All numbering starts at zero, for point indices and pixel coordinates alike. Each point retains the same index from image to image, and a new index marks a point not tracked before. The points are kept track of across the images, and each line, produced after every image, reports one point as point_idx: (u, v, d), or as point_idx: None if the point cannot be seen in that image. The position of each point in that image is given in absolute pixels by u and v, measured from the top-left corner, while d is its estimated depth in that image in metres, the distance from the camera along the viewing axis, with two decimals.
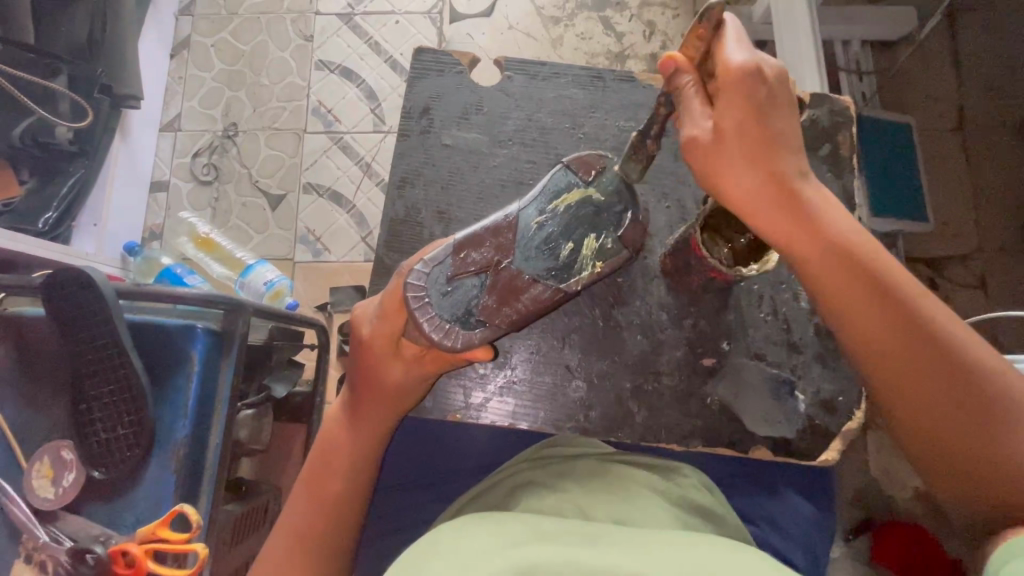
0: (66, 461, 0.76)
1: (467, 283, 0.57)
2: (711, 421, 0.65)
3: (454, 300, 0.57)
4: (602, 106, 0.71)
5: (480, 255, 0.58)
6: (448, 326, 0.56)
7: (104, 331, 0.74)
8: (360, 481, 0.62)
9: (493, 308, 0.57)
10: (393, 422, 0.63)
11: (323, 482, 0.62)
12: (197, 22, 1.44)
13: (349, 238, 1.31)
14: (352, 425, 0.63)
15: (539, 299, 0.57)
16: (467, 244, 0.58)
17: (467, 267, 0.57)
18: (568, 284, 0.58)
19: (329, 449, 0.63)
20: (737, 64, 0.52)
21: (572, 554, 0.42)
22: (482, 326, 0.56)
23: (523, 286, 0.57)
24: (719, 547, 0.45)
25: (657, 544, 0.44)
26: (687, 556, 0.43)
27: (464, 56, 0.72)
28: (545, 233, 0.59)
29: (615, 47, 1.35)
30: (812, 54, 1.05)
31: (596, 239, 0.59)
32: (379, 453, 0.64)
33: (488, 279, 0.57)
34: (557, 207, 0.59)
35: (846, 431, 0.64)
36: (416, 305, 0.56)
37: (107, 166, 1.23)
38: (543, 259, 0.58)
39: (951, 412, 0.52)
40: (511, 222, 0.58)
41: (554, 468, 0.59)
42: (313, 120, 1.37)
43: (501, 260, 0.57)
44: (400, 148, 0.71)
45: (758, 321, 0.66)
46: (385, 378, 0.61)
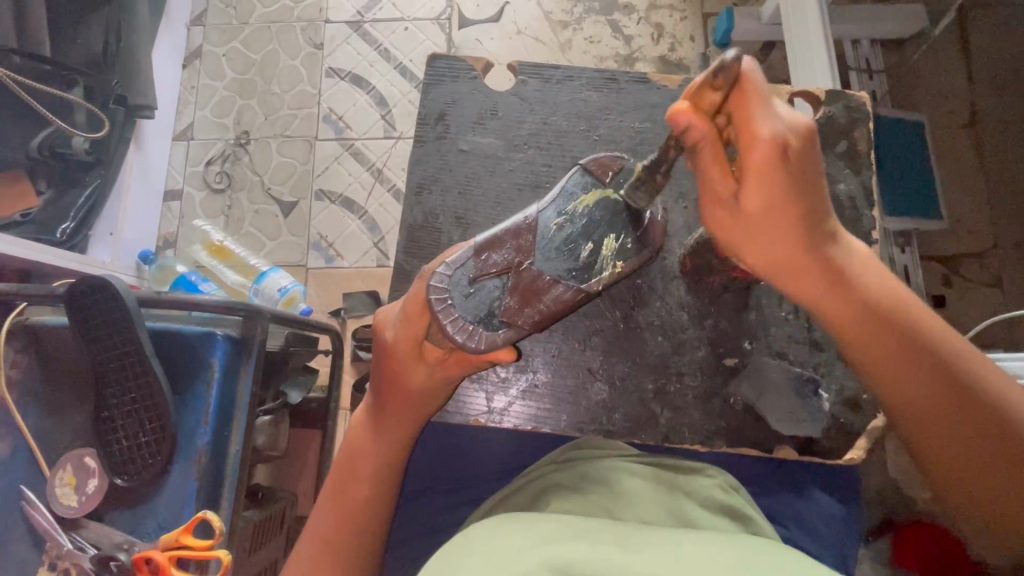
0: (88, 469, 0.76)
1: (489, 284, 0.57)
2: (734, 421, 0.65)
3: (476, 302, 0.57)
4: (618, 108, 0.71)
5: (502, 257, 0.58)
6: (472, 327, 0.56)
7: (126, 339, 0.75)
8: (384, 484, 0.62)
9: (515, 309, 0.57)
10: (417, 426, 0.63)
11: (349, 486, 0.62)
12: (208, 32, 1.45)
13: (362, 244, 1.32)
14: (377, 429, 0.63)
15: (561, 299, 0.57)
16: (490, 246, 0.58)
17: (489, 268, 0.57)
18: (589, 283, 0.58)
19: (353, 452, 0.63)
20: (767, 138, 0.48)
21: (608, 550, 0.42)
22: (505, 327, 0.57)
23: (544, 287, 0.57)
24: (754, 544, 0.44)
25: (690, 541, 0.44)
26: (723, 551, 0.42)
27: (479, 62, 0.73)
28: (564, 233, 0.59)
29: (624, 50, 1.36)
30: (824, 54, 1.04)
31: (615, 239, 0.59)
32: (404, 456, 0.64)
33: (509, 281, 0.57)
34: (575, 208, 0.59)
35: (871, 429, 0.64)
36: (439, 307, 0.56)
37: (122, 176, 1.24)
38: (564, 259, 0.58)
39: (949, 421, 0.54)
40: (531, 224, 0.58)
41: (577, 469, 0.59)
42: (325, 127, 1.38)
43: (523, 262, 0.58)
44: (417, 153, 0.71)
45: (779, 320, 0.66)
46: (408, 381, 0.61)
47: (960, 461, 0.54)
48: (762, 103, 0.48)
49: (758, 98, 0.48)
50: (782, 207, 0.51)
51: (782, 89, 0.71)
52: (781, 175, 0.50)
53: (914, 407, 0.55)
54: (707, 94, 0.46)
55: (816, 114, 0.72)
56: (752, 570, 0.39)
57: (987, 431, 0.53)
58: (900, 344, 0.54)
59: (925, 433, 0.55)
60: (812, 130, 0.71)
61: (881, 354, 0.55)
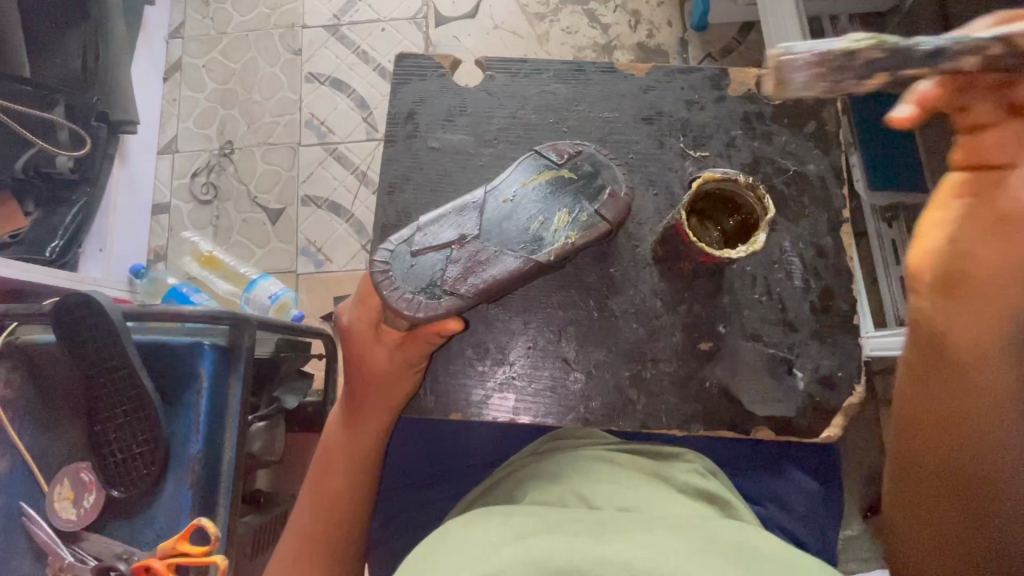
0: (85, 483, 0.77)
1: (433, 256, 0.56)
2: (711, 405, 0.65)
3: (418, 274, 0.55)
4: (585, 98, 0.71)
5: (447, 231, 0.57)
6: (413, 297, 0.54)
7: (115, 353, 0.76)
8: (359, 477, 0.65)
9: (458, 279, 0.55)
10: (391, 416, 0.65)
11: (324, 479, 0.64)
12: (188, 44, 1.46)
13: (350, 247, 1.33)
14: (350, 422, 0.65)
15: (507, 271, 0.56)
16: (435, 222, 0.57)
17: (431, 242, 0.56)
18: (539, 255, 0.56)
19: (329, 446, 0.65)
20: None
21: (578, 547, 0.45)
22: (449, 297, 0.55)
23: (489, 259, 0.56)
24: (723, 533, 0.48)
25: (656, 535, 0.46)
26: (690, 546, 0.45)
27: (445, 60, 0.73)
28: (512, 211, 0.57)
29: (602, 39, 1.35)
30: (800, 34, 1.04)
31: (569, 214, 0.57)
32: (379, 447, 0.66)
33: (453, 253, 0.56)
34: (526, 186, 0.58)
35: (847, 405, 0.65)
36: (381, 281, 0.55)
37: (109, 192, 1.25)
38: (511, 233, 0.57)
39: (936, 484, 0.51)
40: (476, 203, 0.58)
41: (556, 459, 0.60)
42: (308, 133, 1.39)
43: (467, 235, 0.56)
44: (387, 154, 0.72)
45: (752, 302, 0.66)
46: (370, 364, 0.62)
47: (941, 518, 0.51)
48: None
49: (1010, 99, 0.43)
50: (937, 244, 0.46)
51: (747, 72, 0.70)
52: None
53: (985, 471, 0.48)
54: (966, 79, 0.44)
55: None
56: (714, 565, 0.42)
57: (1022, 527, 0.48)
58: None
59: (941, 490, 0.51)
60: (779, 110, 0.70)
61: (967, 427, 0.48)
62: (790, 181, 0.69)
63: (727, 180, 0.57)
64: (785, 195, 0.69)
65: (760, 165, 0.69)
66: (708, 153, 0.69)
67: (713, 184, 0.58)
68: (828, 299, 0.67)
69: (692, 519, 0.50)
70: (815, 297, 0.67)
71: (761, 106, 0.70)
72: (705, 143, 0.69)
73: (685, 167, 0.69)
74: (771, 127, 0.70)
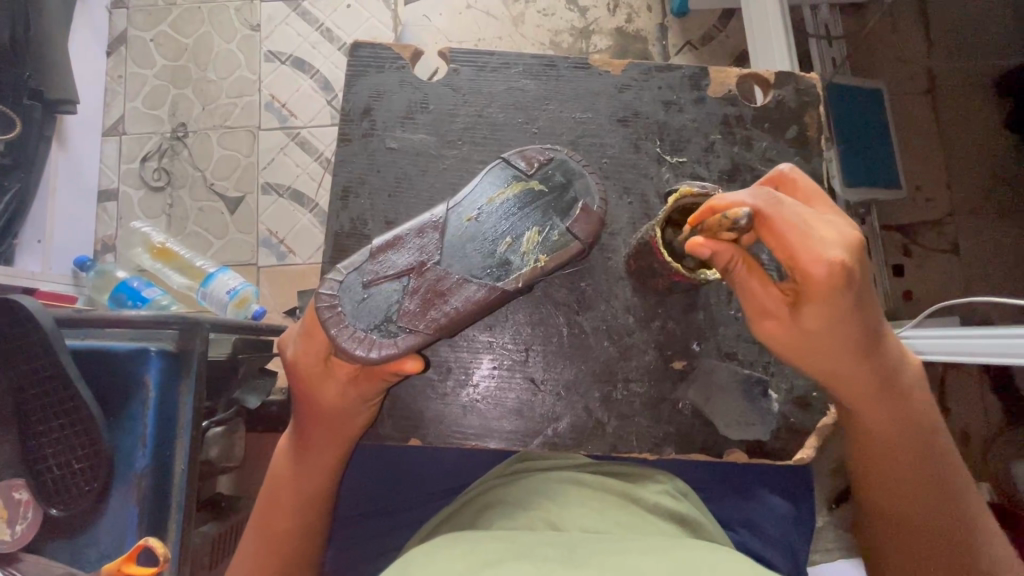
0: (19, 502, 0.72)
1: (388, 286, 0.51)
2: (683, 423, 0.64)
3: (372, 307, 0.51)
4: (556, 96, 0.67)
5: (404, 256, 0.52)
6: (365, 334, 0.50)
7: (49, 364, 0.70)
8: (312, 513, 0.61)
9: (416, 312, 0.51)
10: (343, 451, 0.61)
11: (271, 517, 0.60)
12: (133, 15, 1.34)
13: (314, 240, 1.27)
14: (299, 457, 0.60)
15: (470, 301, 0.52)
16: (391, 246, 0.52)
17: (386, 271, 0.51)
18: (506, 282, 0.52)
19: (275, 483, 0.60)
20: (830, 257, 0.47)
21: (550, 569, 0.43)
22: (406, 334, 0.50)
23: (450, 288, 0.52)
24: (696, 551, 0.47)
25: (631, 552, 0.46)
26: (662, 560, 0.44)
27: (405, 50, 0.68)
28: (476, 234, 0.53)
29: (579, 23, 1.30)
30: (781, 26, 1.01)
31: (539, 232, 0.54)
32: (328, 485, 0.61)
33: (410, 283, 0.51)
34: (491, 204, 0.54)
35: (821, 427, 0.64)
36: (329, 316, 0.50)
37: (47, 179, 1.15)
38: (475, 257, 0.53)
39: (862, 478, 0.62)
40: (437, 226, 0.53)
41: (520, 483, 0.58)
42: (267, 116, 1.30)
43: (427, 262, 0.52)
44: (343, 153, 0.66)
45: (727, 318, 0.64)
46: (321, 400, 0.57)
47: (898, 539, 0.60)
48: (806, 236, 0.48)
49: (777, 200, 0.48)
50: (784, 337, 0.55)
51: (726, 72, 0.67)
52: (843, 299, 0.49)
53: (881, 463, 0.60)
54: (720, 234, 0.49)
55: (764, 97, 0.68)
56: None
57: (928, 491, 0.58)
58: (888, 420, 0.58)
59: (888, 510, 0.61)
60: (759, 114, 0.67)
61: (883, 454, 0.59)
62: None
63: (704, 193, 0.55)
64: None
65: (738, 173, 0.66)
66: (685, 159, 0.66)
67: (690, 199, 0.55)
68: None
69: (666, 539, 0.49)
70: None
71: (740, 110, 0.67)
72: (682, 148, 0.66)
73: (661, 174, 0.66)
74: (751, 132, 0.67)
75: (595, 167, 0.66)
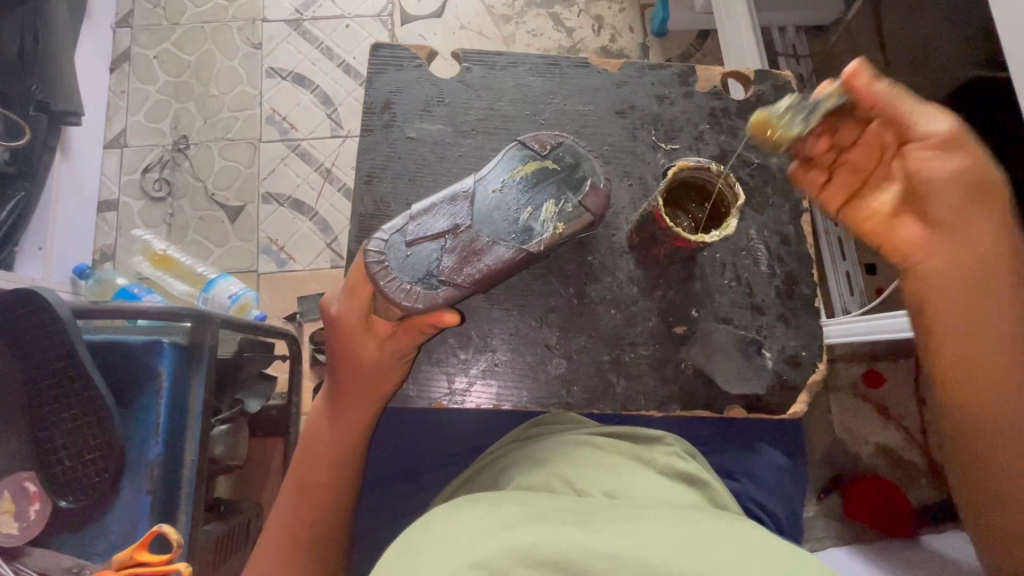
0: (30, 494, 0.72)
1: (427, 246, 0.56)
2: (686, 384, 0.68)
3: (414, 264, 0.56)
4: (560, 92, 0.73)
5: (440, 220, 0.57)
6: (409, 286, 0.55)
7: (63, 355, 0.71)
8: (345, 469, 0.66)
9: (453, 269, 0.56)
10: (375, 408, 0.66)
11: (309, 472, 0.65)
12: (137, 34, 1.39)
13: (315, 245, 1.30)
14: (335, 414, 0.66)
15: (501, 260, 0.57)
16: (428, 210, 0.57)
17: (426, 232, 0.56)
18: (530, 244, 0.57)
19: (313, 439, 0.66)
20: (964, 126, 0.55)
21: (568, 533, 0.46)
22: (446, 287, 0.56)
23: (483, 248, 0.56)
24: (706, 523, 0.49)
25: (647, 521, 0.49)
26: (676, 530, 0.47)
27: (421, 50, 0.73)
28: (502, 202, 0.58)
29: (566, 42, 1.38)
30: (754, 41, 1.11)
31: (555, 205, 0.58)
32: (360, 442, 0.66)
33: (447, 242, 0.56)
34: (514, 176, 0.59)
35: (812, 383, 0.69)
36: (377, 270, 0.56)
37: (49, 188, 1.17)
38: (503, 223, 0.57)
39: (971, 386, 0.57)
40: (468, 193, 0.58)
41: (535, 447, 0.61)
42: (268, 129, 1.35)
43: (461, 224, 0.57)
44: (363, 144, 0.71)
45: (722, 287, 0.70)
46: (360, 356, 0.63)
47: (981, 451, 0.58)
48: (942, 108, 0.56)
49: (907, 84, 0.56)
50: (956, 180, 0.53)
51: (711, 70, 0.74)
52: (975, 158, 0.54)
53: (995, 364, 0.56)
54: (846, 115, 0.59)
55: (746, 92, 0.75)
56: (702, 549, 0.44)
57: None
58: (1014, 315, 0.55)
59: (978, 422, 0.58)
60: (742, 106, 0.74)
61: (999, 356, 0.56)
62: (753, 172, 0.73)
63: (698, 167, 0.61)
64: (750, 186, 0.73)
65: (726, 158, 0.72)
66: (679, 146, 0.72)
67: (686, 172, 0.61)
68: (791, 284, 0.71)
69: (678, 511, 0.51)
70: (779, 281, 0.71)
71: (725, 102, 0.73)
72: (675, 136, 0.72)
73: (658, 159, 0.72)
74: (736, 122, 0.73)
75: (597, 153, 0.71)
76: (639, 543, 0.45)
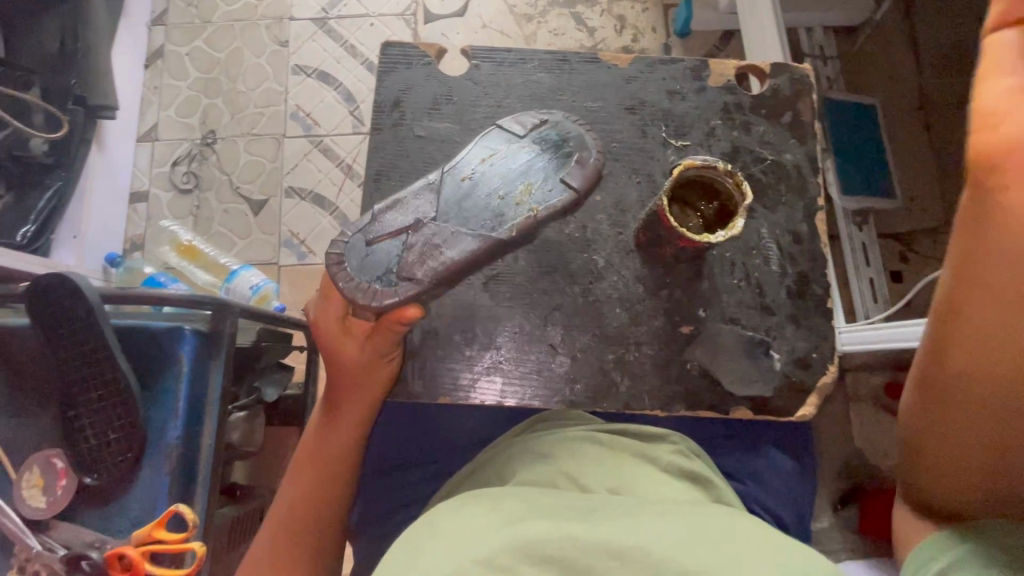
0: (57, 469, 0.75)
1: (388, 245, 0.59)
2: (691, 384, 0.68)
3: (374, 263, 0.58)
4: (569, 88, 0.74)
5: (402, 217, 0.59)
6: (369, 285, 0.57)
7: (89, 337, 0.74)
8: (344, 468, 0.70)
9: (415, 263, 0.58)
10: (366, 408, 0.70)
11: (308, 467, 0.69)
12: (170, 32, 1.44)
13: (334, 239, 1.32)
14: (331, 413, 0.71)
15: (468, 250, 0.58)
16: (390, 209, 0.60)
17: (387, 231, 0.59)
18: (501, 230, 0.59)
19: (312, 436, 0.71)
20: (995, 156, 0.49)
21: (570, 529, 0.46)
22: (404, 284, 0.57)
23: (450, 238, 0.59)
24: (710, 521, 0.49)
25: (650, 516, 0.49)
26: (680, 525, 0.47)
27: (430, 48, 0.75)
28: (472, 188, 0.61)
29: (587, 42, 1.38)
30: (777, 42, 1.09)
31: (532, 185, 0.60)
32: (355, 440, 0.70)
33: (408, 238, 0.58)
34: (485, 162, 0.62)
35: (822, 385, 0.68)
36: (336, 269, 0.58)
37: (84, 179, 1.22)
38: (472, 212, 0.60)
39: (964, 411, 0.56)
40: (435, 186, 0.61)
41: (538, 442, 0.62)
42: (292, 125, 1.38)
43: (424, 219, 0.59)
44: (374, 141, 0.73)
45: (732, 287, 0.69)
46: (343, 357, 0.67)
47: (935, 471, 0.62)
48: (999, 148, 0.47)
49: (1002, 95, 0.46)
50: (996, 223, 0.49)
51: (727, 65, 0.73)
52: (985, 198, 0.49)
53: (976, 388, 0.54)
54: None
55: (761, 87, 0.74)
56: (705, 547, 0.44)
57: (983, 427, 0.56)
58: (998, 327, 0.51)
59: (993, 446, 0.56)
60: (757, 102, 0.73)
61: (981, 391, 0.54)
62: (766, 170, 0.72)
63: (705, 165, 0.60)
64: (763, 184, 0.72)
65: (738, 154, 0.72)
66: (689, 143, 0.72)
67: (694, 170, 0.61)
68: (803, 285, 0.70)
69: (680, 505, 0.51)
70: (790, 283, 0.69)
71: (739, 99, 0.73)
72: (686, 133, 0.72)
73: (668, 157, 0.72)
74: (750, 118, 0.73)
75: (607, 151, 0.71)
76: (641, 538, 0.45)
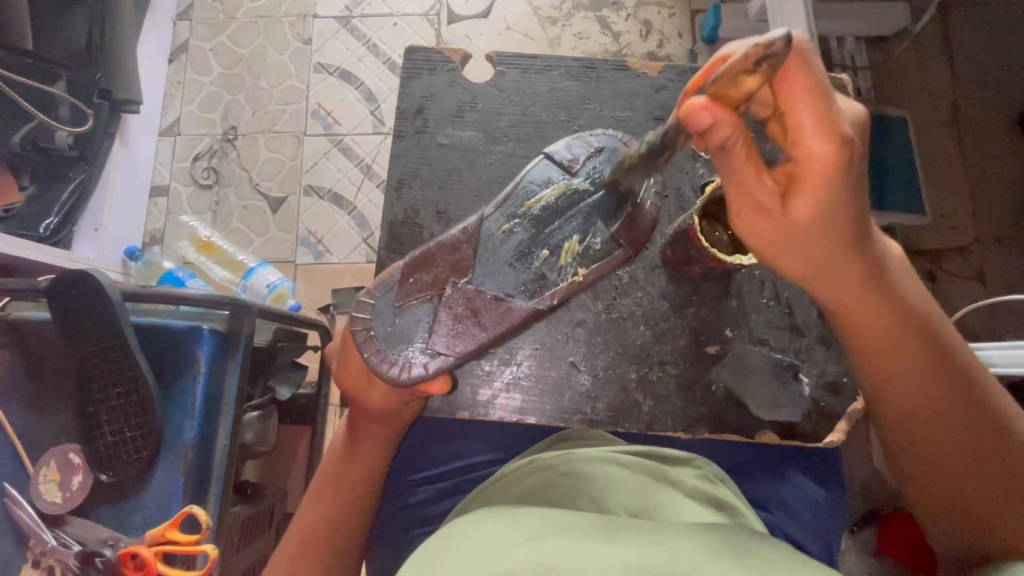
0: (73, 465, 0.75)
1: (417, 311, 0.62)
2: (715, 406, 0.66)
3: (402, 331, 0.61)
4: (596, 96, 0.73)
5: (431, 280, 0.62)
6: (398, 356, 0.61)
7: (110, 334, 0.74)
8: (365, 491, 0.69)
9: (448, 332, 0.61)
10: (389, 436, 0.69)
11: (330, 490, 0.68)
12: (194, 27, 1.44)
13: (351, 240, 1.32)
14: (352, 441, 0.69)
15: (506, 317, 0.61)
16: (419, 270, 0.62)
17: (415, 296, 0.62)
18: (542, 297, 0.62)
19: (334, 461, 0.70)
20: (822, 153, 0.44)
21: (591, 547, 0.44)
22: (434, 356, 0.60)
23: (485, 302, 0.61)
24: (736, 539, 0.46)
25: (674, 534, 0.47)
26: (705, 542, 0.45)
27: (454, 53, 0.74)
28: (513, 239, 0.63)
29: (612, 46, 1.36)
30: None
31: (580, 243, 0.63)
32: (377, 464, 0.69)
33: (438, 303, 0.61)
34: (528, 209, 0.64)
35: (851, 413, 0.66)
36: (364, 338, 0.61)
37: (106, 172, 1.22)
38: (511, 275, 0.62)
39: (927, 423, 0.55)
40: (470, 235, 0.63)
41: (557, 462, 0.60)
42: (313, 123, 1.38)
43: (457, 280, 0.62)
44: (397, 148, 0.72)
45: (760, 306, 0.68)
46: (369, 403, 0.66)
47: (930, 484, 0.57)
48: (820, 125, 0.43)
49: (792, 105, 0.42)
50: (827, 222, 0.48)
51: None
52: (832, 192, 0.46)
53: (904, 398, 0.56)
54: (742, 79, 0.41)
55: None
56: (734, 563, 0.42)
57: (959, 427, 0.54)
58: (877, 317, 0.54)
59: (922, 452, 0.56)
60: None
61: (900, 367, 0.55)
62: None
63: None
64: None
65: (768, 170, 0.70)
66: None
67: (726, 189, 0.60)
68: None
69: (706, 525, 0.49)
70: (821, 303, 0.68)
71: None
72: None
73: (696, 169, 0.71)
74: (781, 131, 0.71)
75: None
76: (665, 554, 0.43)
